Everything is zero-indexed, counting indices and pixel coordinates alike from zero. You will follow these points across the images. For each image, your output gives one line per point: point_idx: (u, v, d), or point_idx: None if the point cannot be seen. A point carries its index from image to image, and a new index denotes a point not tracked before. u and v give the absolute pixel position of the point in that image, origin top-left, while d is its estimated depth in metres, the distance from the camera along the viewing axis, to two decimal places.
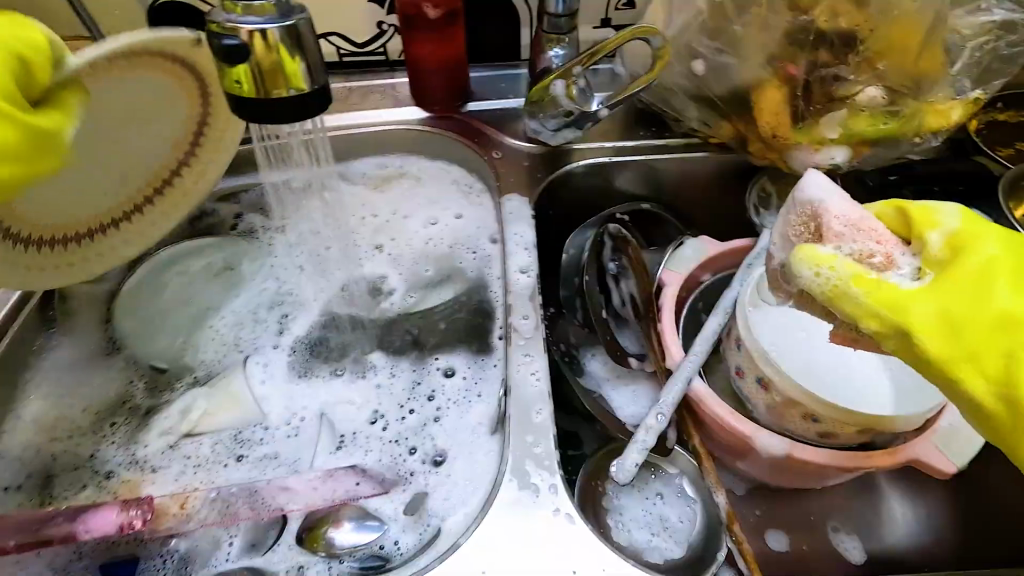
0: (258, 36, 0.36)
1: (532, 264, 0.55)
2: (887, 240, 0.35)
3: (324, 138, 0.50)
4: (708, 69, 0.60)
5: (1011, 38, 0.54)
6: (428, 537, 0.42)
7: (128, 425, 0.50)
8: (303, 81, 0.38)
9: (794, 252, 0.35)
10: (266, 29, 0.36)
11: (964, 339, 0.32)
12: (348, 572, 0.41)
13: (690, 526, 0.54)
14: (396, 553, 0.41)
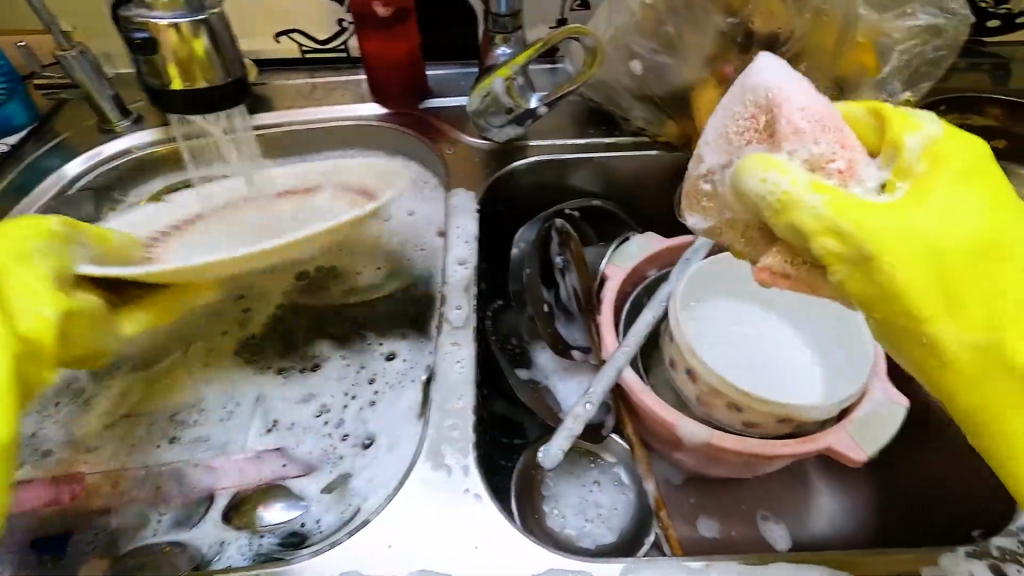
0: (172, 31, 0.42)
1: (470, 256, 0.57)
2: (852, 145, 0.33)
3: None
4: (646, 69, 0.61)
5: (937, 42, 0.56)
6: (348, 515, 0.43)
7: (70, 408, 0.52)
8: (217, 77, 0.45)
9: (745, 158, 0.32)
10: (178, 24, 0.42)
11: (933, 265, 0.32)
12: (267, 548, 0.42)
13: (621, 512, 0.56)
14: (315, 531, 0.43)
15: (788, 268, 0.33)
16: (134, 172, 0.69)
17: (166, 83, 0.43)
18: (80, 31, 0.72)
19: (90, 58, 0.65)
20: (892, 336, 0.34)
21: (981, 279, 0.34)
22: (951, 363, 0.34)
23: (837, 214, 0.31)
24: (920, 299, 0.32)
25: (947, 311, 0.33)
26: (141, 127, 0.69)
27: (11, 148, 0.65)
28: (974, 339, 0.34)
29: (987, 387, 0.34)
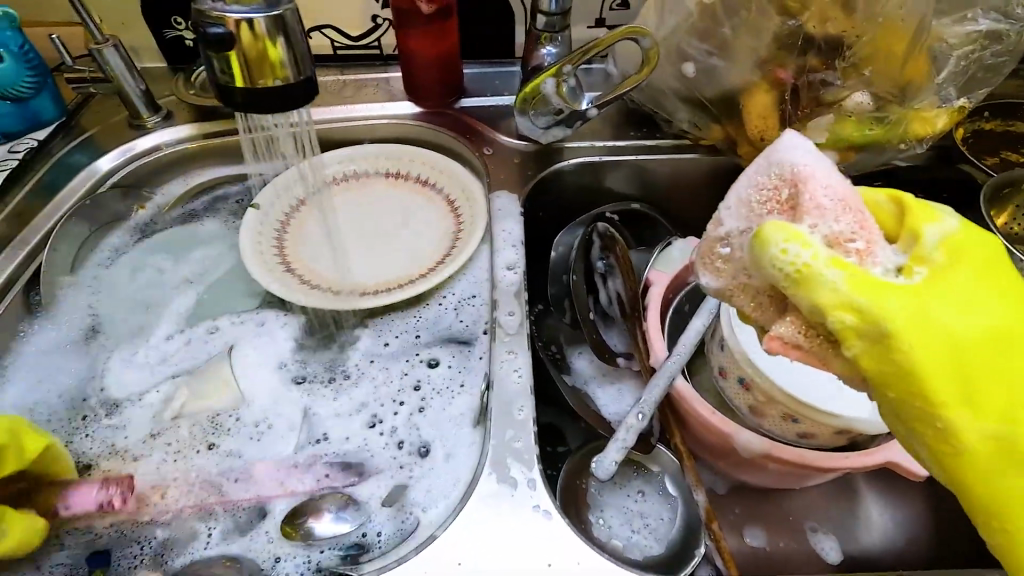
0: (245, 26, 0.38)
1: (518, 261, 0.55)
2: (870, 227, 0.33)
3: (309, 131, 0.55)
4: (698, 71, 0.60)
5: (997, 47, 0.55)
6: (408, 527, 0.42)
7: (105, 416, 0.50)
8: (289, 74, 0.41)
9: (762, 227, 0.31)
10: (253, 19, 0.38)
11: (950, 355, 0.30)
12: (329, 562, 0.41)
13: (669, 523, 0.54)
14: (375, 544, 0.42)
15: (798, 339, 0.32)
16: (164, 169, 0.67)
17: (235, 78, 0.40)
18: (108, 22, 0.70)
19: (122, 52, 0.62)
20: (899, 421, 0.32)
21: (1004, 378, 0.31)
22: (967, 455, 0.31)
23: (852, 293, 0.30)
24: (926, 391, 0.30)
25: (961, 403, 0.31)
26: (171, 123, 0.67)
27: (40, 143, 0.63)
28: (989, 439, 0.31)
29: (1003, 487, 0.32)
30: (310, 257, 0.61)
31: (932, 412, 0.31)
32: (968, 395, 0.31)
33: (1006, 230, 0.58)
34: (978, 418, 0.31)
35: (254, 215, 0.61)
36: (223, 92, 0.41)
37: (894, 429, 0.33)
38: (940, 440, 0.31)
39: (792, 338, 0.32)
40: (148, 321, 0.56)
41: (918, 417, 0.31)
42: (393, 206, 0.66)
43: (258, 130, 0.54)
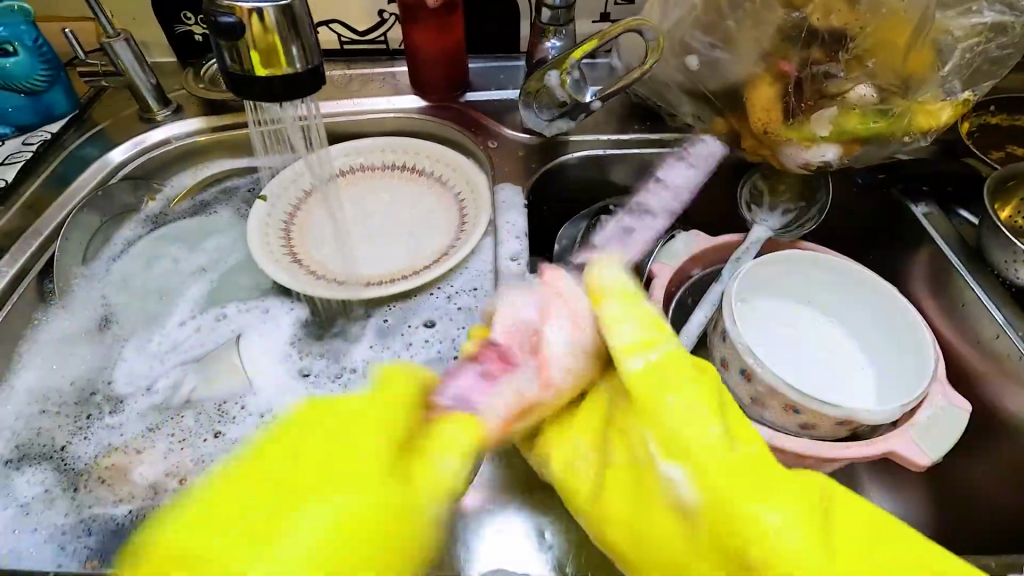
0: (256, 16, 0.39)
1: (522, 253, 0.56)
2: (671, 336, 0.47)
3: (319, 125, 0.56)
4: (701, 65, 0.60)
5: (1002, 39, 0.55)
6: None
7: (114, 403, 0.51)
8: (296, 64, 0.41)
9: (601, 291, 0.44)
10: (262, 9, 0.39)
11: (725, 403, 0.37)
12: None
13: None
14: None
15: (556, 353, 0.43)
16: (174, 163, 0.68)
17: (243, 67, 0.41)
18: (119, 18, 0.71)
19: (133, 46, 0.63)
20: (657, 451, 0.35)
21: (813, 489, 0.33)
22: (730, 468, 0.33)
23: (639, 355, 0.38)
24: (679, 417, 0.35)
25: (717, 457, 0.34)
26: (181, 117, 0.69)
27: (53, 136, 0.64)
28: (708, 486, 0.33)
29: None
30: (318, 249, 0.62)
31: (700, 440, 0.34)
32: (759, 479, 0.33)
33: (1008, 223, 0.57)
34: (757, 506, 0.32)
35: (262, 206, 0.62)
36: (232, 80, 0.42)
37: (653, 467, 0.35)
38: (696, 464, 0.34)
39: (558, 326, 0.44)
40: (158, 310, 0.57)
41: (667, 439, 0.35)
42: (398, 198, 0.67)
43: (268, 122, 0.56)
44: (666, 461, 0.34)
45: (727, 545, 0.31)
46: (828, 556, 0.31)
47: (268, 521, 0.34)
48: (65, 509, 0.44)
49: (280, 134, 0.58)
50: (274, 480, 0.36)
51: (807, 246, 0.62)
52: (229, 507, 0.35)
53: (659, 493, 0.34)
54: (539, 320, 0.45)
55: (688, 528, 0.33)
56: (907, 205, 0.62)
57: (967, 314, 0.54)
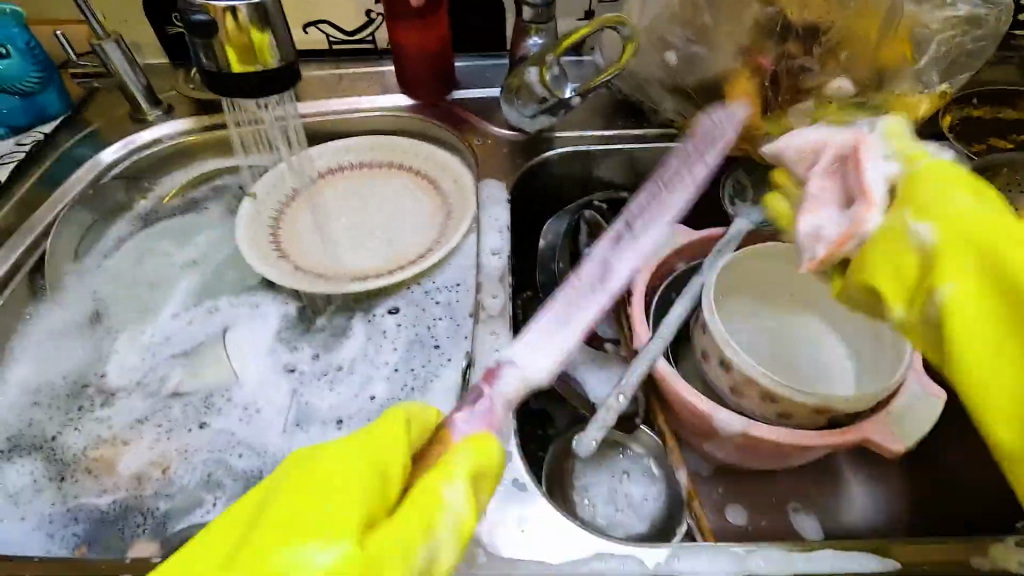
0: (229, 14, 0.42)
1: (504, 246, 0.57)
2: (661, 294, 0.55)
3: (296, 124, 0.62)
4: (680, 60, 0.61)
5: (977, 32, 0.55)
6: None
7: (103, 396, 0.52)
8: (272, 60, 0.44)
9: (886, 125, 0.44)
10: (235, 7, 0.42)
11: (996, 227, 0.35)
12: None
13: (652, 501, 0.55)
14: None
15: (823, 195, 0.42)
16: (164, 161, 0.69)
17: (223, 65, 0.44)
18: (110, 20, 0.72)
19: (124, 48, 0.64)
20: (906, 216, 0.37)
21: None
22: (1000, 280, 0.34)
23: (906, 164, 0.40)
24: (954, 203, 0.36)
25: None
26: (173, 116, 0.70)
27: (46, 136, 0.65)
28: (951, 239, 0.35)
29: (992, 373, 0.33)
30: (306, 245, 0.63)
31: (966, 224, 0.35)
32: (1021, 247, 0.34)
33: None
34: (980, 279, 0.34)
35: (251, 203, 0.63)
36: (213, 80, 0.45)
37: (898, 228, 0.37)
38: (944, 225, 0.35)
39: (866, 156, 0.41)
40: (147, 305, 0.58)
41: (948, 225, 0.35)
42: (385, 196, 0.68)
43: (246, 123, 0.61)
44: (921, 229, 0.36)
45: (975, 300, 0.34)
46: None
47: (306, 525, 0.31)
48: (51, 500, 0.45)
49: (260, 136, 0.63)
50: (318, 501, 0.32)
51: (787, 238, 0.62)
52: (339, 490, 0.32)
53: (895, 241, 0.37)
54: (848, 154, 0.43)
55: (926, 261, 0.36)
56: None
57: None
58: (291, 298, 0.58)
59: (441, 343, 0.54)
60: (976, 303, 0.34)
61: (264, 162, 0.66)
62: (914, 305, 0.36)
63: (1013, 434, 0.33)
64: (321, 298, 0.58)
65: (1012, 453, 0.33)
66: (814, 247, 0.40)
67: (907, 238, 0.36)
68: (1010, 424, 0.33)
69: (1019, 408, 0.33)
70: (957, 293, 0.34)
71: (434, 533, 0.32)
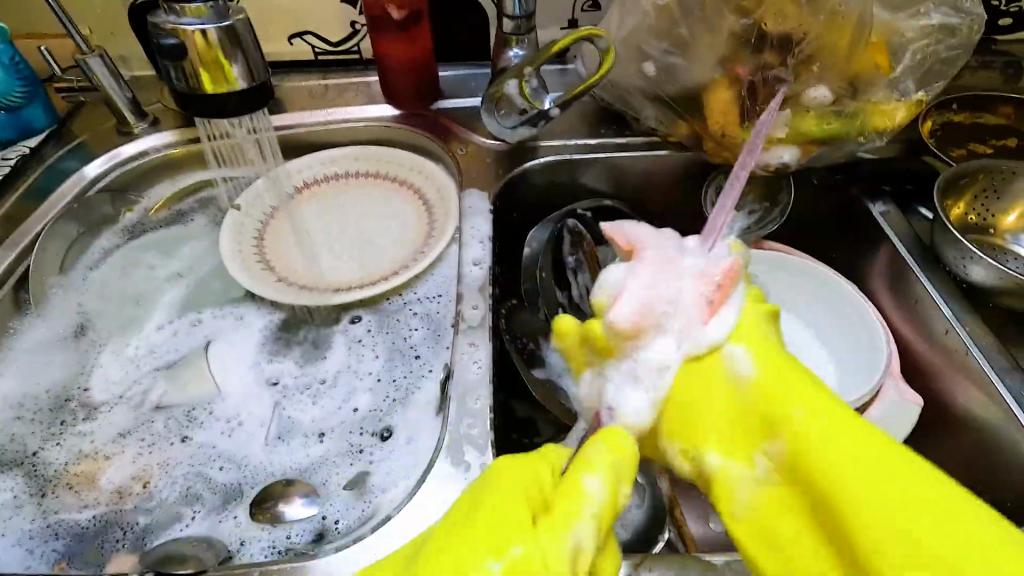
0: (199, 36, 0.43)
1: (485, 257, 0.57)
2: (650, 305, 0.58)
3: (270, 136, 0.62)
4: (658, 70, 0.62)
5: (950, 40, 0.56)
6: (368, 513, 0.43)
7: (87, 410, 0.52)
8: (243, 81, 0.45)
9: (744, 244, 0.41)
10: (205, 29, 0.43)
11: (780, 367, 0.34)
12: (295, 545, 0.42)
13: (635, 510, 0.55)
14: (335, 528, 0.43)
15: (670, 301, 0.36)
16: (150, 174, 0.70)
17: (193, 87, 0.44)
18: (97, 34, 0.73)
19: (108, 62, 0.65)
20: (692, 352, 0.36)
21: (909, 476, 0.28)
22: (804, 446, 0.31)
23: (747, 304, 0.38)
24: (706, 389, 0.35)
25: (866, 469, 0.29)
26: (159, 129, 0.70)
27: (32, 151, 0.66)
28: (769, 373, 0.34)
29: (821, 462, 0.30)
30: (290, 257, 0.63)
31: (754, 399, 0.34)
32: (852, 460, 0.29)
33: (959, 220, 0.59)
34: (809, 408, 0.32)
35: (235, 215, 0.64)
36: (184, 100, 0.45)
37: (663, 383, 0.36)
38: (755, 351, 0.35)
39: (712, 276, 0.37)
40: (132, 317, 0.59)
41: (747, 336, 0.36)
42: (369, 206, 0.68)
43: (222, 137, 0.61)
44: (735, 350, 0.35)
45: (768, 414, 0.33)
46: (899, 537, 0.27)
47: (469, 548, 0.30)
48: (32, 515, 0.45)
49: (236, 150, 0.63)
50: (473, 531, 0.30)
51: (767, 245, 0.63)
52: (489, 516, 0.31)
53: (715, 371, 0.35)
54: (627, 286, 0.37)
55: (744, 403, 0.34)
56: (865, 205, 0.63)
57: (922, 309, 0.55)
58: (274, 310, 0.59)
59: (422, 354, 0.54)
60: (752, 415, 0.34)
61: (242, 175, 0.67)
62: (729, 461, 0.34)
63: (875, 532, 0.27)
64: (304, 310, 0.58)
65: (797, 543, 0.31)
66: (630, 399, 0.36)
67: (688, 366, 0.36)
68: (867, 514, 0.28)
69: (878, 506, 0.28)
70: (811, 429, 0.31)
71: (575, 522, 0.30)
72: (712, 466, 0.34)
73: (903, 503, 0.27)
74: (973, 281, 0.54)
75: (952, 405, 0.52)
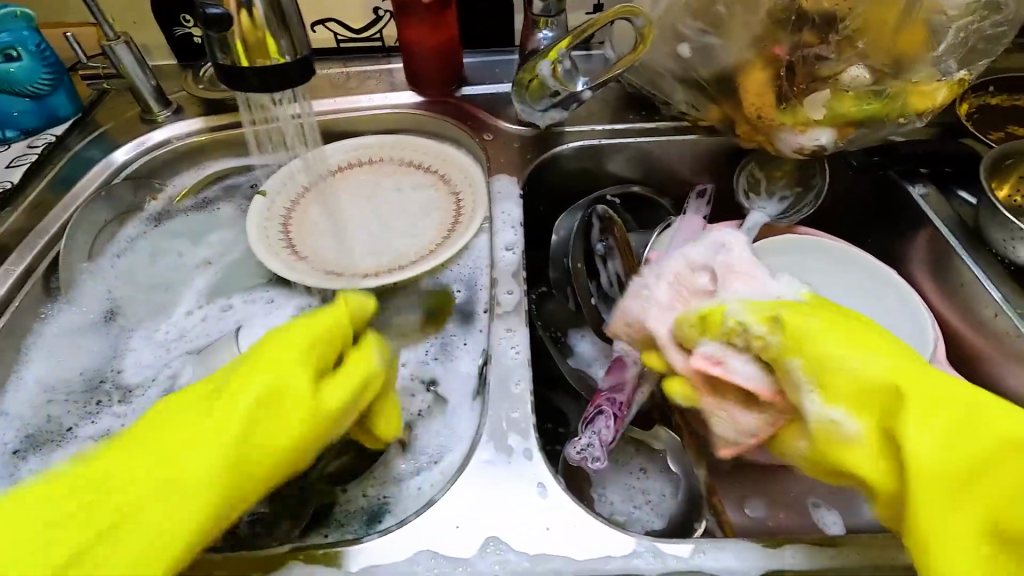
0: (244, 7, 0.42)
1: (517, 242, 0.56)
2: None
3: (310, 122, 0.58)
4: (694, 51, 0.61)
5: (997, 17, 0.54)
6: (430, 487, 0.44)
7: (118, 393, 0.52)
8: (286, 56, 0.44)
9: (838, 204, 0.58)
10: (250, 1, 0.42)
11: (952, 449, 0.32)
12: (375, 521, 0.43)
13: (670, 499, 0.56)
14: (404, 506, 0.43)
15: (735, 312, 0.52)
16: (175, 162, 0.70)
17: (236, 65, 0.43)
18: (120, 23, 0.72)
19: (133, 48, 0.64)
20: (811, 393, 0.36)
21: (960, 412, 0.33)
22: (926, 432, 0.33)
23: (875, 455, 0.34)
24: (832, 342, 0.36)
25: (993, 441, 0.32)
26: (182, 117, 0.70)
27: (57, 139, 0.66)
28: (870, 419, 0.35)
29: (943, 421, 0.33)
30: (316, 243, 0.62)
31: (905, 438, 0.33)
32: (984, 429, 0.32)
33: (1007, 201, 0.57)
34: (864, 366, 0.35)
35: (262, 201, 0.63)
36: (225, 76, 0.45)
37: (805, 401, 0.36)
38: (811, 366, 0.36)
39: (715, 341, 0.40)
40: (163, 302, 0.59)
41: (764, 315, 0.39)
42: (392, 193, 0.67)
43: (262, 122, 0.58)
44: (765, 336, 0.38)
45: (892, 421, 0.34)
46: (954, 429, 0.33)
47: (966, 411, 0.33)
48: None
49: (276, 134, 0.60)
50: (886, 392, 0.34)
51: (802, 230, 0.62)
52: (109, 501, 0.32)
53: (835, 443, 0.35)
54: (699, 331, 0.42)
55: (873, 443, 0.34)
56: (904, 187, 0.61)
57: (967, 292, 0.54)
58: (304, 293, 0.58)
59: (452, 337, 0.54)
60: (874, 455, 0.34)
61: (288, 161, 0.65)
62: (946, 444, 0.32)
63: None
64: (331, 295, 0.58)
65: (976, 438, 0.32)
66: None
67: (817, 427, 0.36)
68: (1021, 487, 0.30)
69: (976, 418, 0.33)
70: (866, 372, 0.35)
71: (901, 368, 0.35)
72: (932, 441, 0.32)
73: (981, 429, 0.32)
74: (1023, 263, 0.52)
75: (1003, 390, 0.51)
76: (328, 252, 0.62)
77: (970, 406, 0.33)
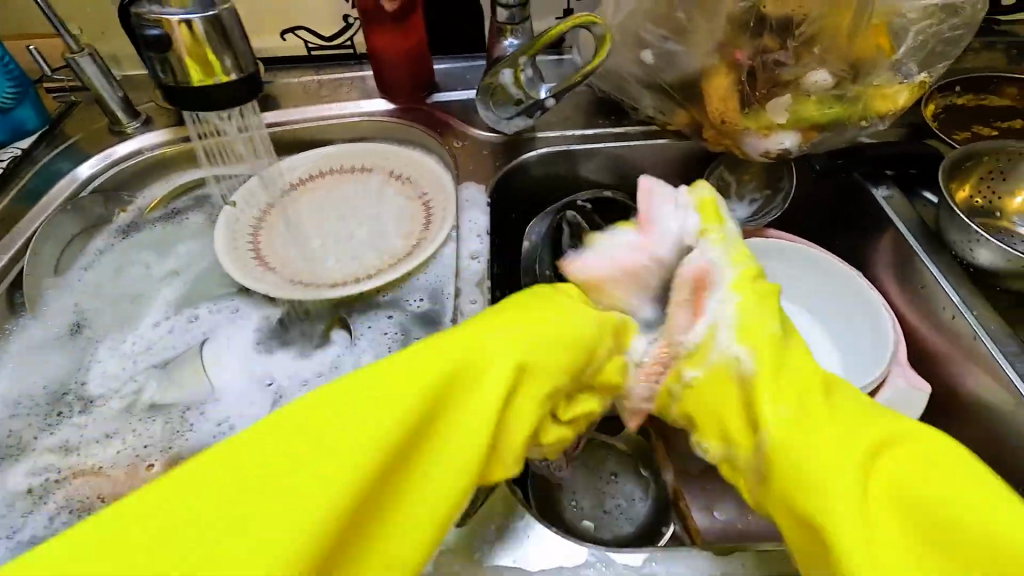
0: (184, 26, 0.44)
1: (483, 250, 0.56)
2: None
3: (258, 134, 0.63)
4: (657, 57, 0.61)
5: (954, 20, 0.54)
6: None
7: (82, 409, 0.52)
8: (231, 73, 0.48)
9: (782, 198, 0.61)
10: (190, 20, 0.44)
11: (840, 436, 0.34)
12: None
13: (639, 504, 0.57)
14: None
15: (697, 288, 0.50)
16: (143, 173, 0.69)
17: (181, 81, 0.46)
18: (87, 33, 0.72)
19: (98, 60, 0.64)
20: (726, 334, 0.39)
21: (853, 415, 0.36)
22: (813, 414, 0.35)
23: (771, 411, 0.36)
24: (767, 313, 0.40)
25: (875, 445, 0.34)
26: (151, 128, 0.70)
27: (24, 151, 0.65)
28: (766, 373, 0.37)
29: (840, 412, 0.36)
30: (283, 254, 0.62)
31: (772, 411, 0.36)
32: (868, 432, 0.35)
33: (965, 202, 0.58)
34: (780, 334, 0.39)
35: (230, 211, 0.63)
36: (171, 92, 0.48)
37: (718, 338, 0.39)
38: (762, 352, 0.37)
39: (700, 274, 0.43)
40: (129, 315, 0.59)
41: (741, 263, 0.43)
42: (362, 202, 0.67)
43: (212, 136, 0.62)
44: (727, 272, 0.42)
45: (771, 385, 0.36)
46: (845, 425, 0.35)
47: (862, 415, 0.36)
48: (26, 514, 0.45)
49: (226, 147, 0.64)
50: (790, 375, 0.37)
51: (770, 234, 0.62)
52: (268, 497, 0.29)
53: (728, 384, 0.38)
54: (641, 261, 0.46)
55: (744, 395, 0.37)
56: (868, 189, 0.61)
57: (928, 294, 0.54)
58: (271, 304, 0.58)
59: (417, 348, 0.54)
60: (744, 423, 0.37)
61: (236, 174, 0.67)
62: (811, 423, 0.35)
63: (934, 487, 0.32)
64: (297, 306, 0.58)
65: (861, 434, 0.34)
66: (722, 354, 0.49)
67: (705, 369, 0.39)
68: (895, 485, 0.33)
69: (865, 422, 0.35)
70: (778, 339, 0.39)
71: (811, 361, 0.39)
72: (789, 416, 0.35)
73: (875, 434, 0.35)
74: (980, 265, 0.54)
75: (963, 392, 0.51)
76: (297, 262, 0.62)
77: (863, 418, 0.36)
